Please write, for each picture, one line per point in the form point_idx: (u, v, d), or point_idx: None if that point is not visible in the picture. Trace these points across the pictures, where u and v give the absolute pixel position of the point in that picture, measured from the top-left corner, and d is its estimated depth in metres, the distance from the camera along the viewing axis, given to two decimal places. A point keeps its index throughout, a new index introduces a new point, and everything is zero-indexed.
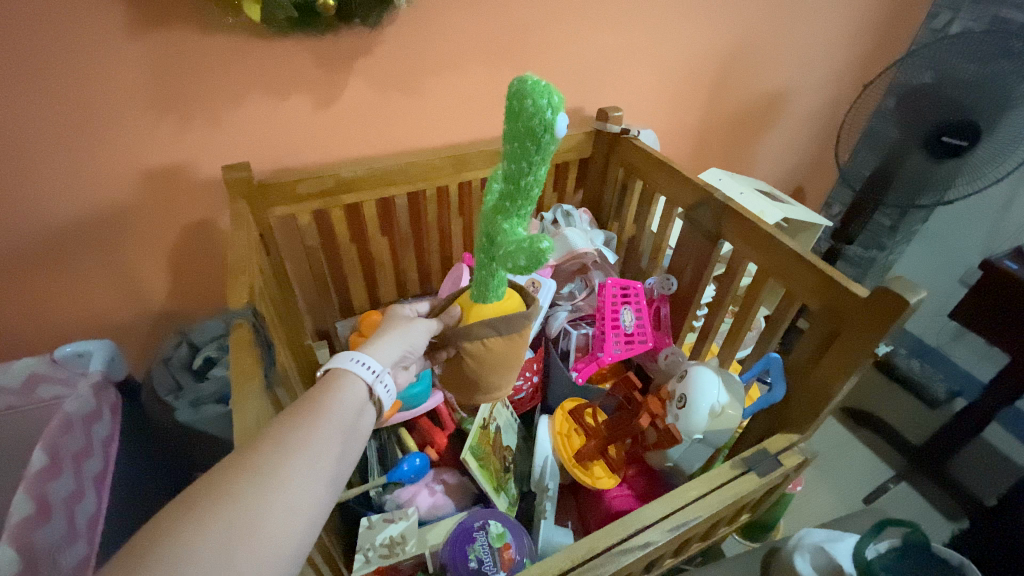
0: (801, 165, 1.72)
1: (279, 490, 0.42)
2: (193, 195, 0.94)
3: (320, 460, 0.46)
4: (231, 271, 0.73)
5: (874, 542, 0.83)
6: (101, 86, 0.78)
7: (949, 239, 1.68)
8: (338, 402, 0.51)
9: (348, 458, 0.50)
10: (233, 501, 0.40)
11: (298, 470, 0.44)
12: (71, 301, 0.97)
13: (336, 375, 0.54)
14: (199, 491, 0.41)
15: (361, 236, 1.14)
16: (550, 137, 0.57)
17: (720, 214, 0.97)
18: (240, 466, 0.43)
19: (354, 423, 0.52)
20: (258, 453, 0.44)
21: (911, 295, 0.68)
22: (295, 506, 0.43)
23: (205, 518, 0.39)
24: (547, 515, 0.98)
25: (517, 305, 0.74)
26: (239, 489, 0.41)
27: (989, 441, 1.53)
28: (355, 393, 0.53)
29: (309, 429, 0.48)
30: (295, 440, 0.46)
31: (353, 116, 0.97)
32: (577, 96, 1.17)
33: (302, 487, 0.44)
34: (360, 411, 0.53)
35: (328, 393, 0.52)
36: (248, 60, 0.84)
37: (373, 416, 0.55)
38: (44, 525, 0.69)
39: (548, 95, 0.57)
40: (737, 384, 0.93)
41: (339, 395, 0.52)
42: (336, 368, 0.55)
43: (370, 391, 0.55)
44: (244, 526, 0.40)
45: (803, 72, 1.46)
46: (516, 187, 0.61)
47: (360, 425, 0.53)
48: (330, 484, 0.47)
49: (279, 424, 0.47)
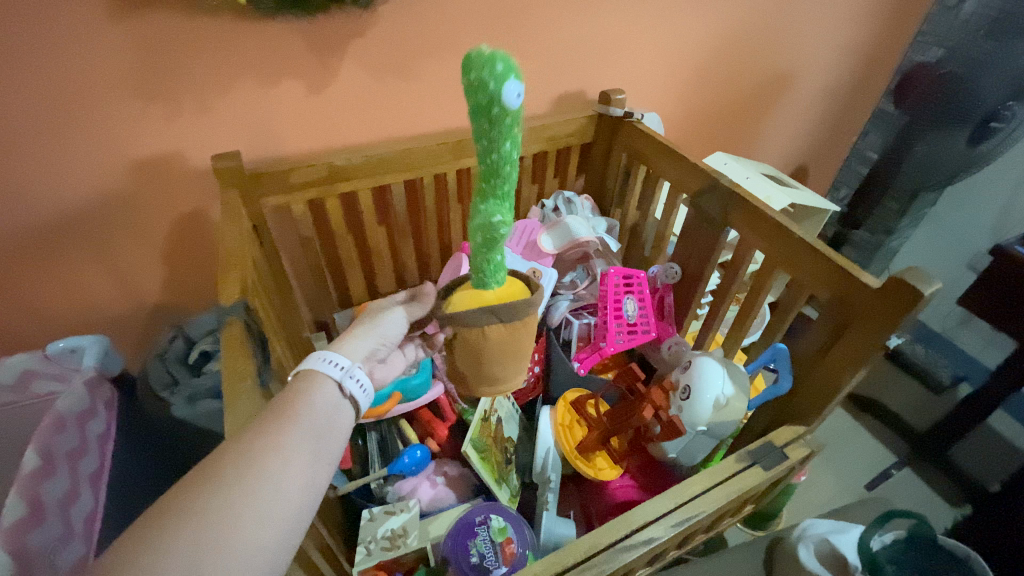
0: (808, 148, 1.68)
1: (250, 497, 0.41)
2: (184, 185, 0.91)
3: (291, 464, 0.45)
4: (223, 266, 0.70)
5: (879, 532, 0.81)
6: (83, 73, 0.75)
7: (959, 222, 1.65)
8: (309, 405, 0.50)
9: (324, 461, 0.48)
10: (197, 516, 0.38)
11: (269, 476, 0.43)
12: (62, 296, 0.95)
13: (307, 377, 0.53)
14: (160, 509, 0.39)
15: (357, 226, 1.11)
16: (501, 109, 0.49)
17: (727, 200, 0.94)
18: (204, 481, 0.41)
19: (328, 424, 0.51)
20: (221, 466, 0.42)
21: (925, 286, 0.66)
22: (267, 511, 0.41)
23: (169, 532, 0.37)
24: (550, 507, 0.97)
25: (521, 291, 0.65)
26: (204, 501, 0.39)
27: (994, 427, 1.52)
28: (326, 395, 0.52)
29: (278, 433, 0.46)
30: (261, 448, 0.44)
31: (346, 101, 0.94)
32: (579, 79, 1.14)
33: (272, 496, 0.42)
34: (333, 413, 0.51)
35: (298, 397, 0.50)
36: (237, 43, 0.81)
37: (351, 414, 0.54)
38: (38, 527, 0.67)
39: (489, 64, 0.48)
40: (743, 375, 0.91)
41: (309, 399, 0.51)
42: (306, 370, 0.54)
43: (341, 390, 0.53)
44: (212, 541, 0.38)
45: (812, 51, 1.42)
46: (487, 173, 0.55)
47: (336, 426, 0.51)
48: (306, 486, 0.45)
49: (249, 431, 0.46)
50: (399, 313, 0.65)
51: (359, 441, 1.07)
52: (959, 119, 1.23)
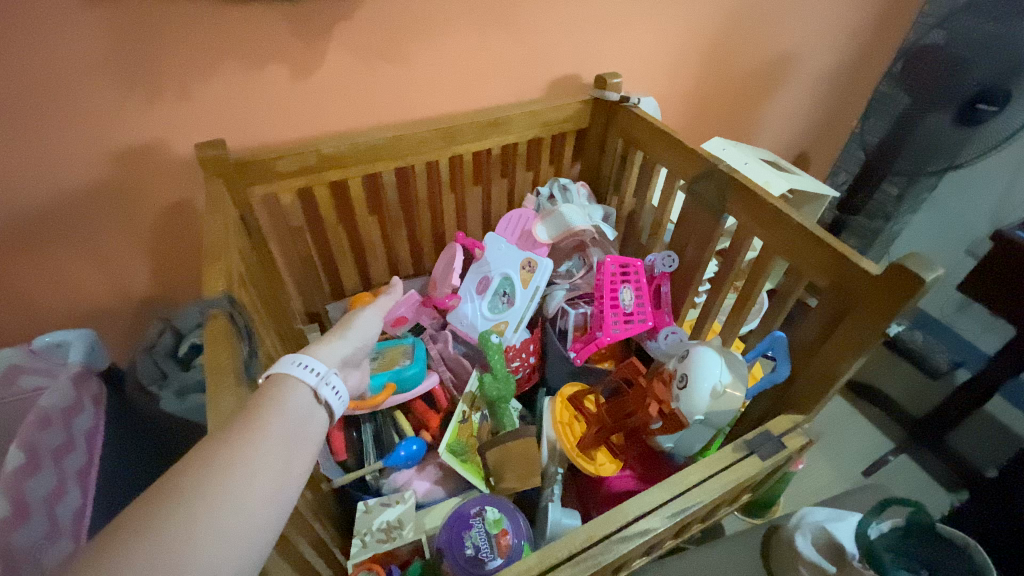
0: (808, 133, 1.66)
1: (213, 512, 0.39)
2: (169, 175, 0.89)
3: (258, 475, 0.43)
4: (207, 257, 0.69)
5: (876, 521, 0.80)
6: (59, 59, 0.73)
7: (958, 207, 1.63)
8: (279, 411, 0.48)
9: (296, 470, 0.46)
10: (154, 533, 0.37)
11: (233, 488, 0.41)
12: (47, 290, 0.93)
13: (277, 382, 0.51)
14: (114, 529, 0.37)
15: (349, 215, 1.09)
16: None
17: (725, 186, 0.92)
18: (164, 495, 0.39)
19: (301, 430, 0.49)
20: (184, 479, 0.40)
21: (927, 272, 0.64)
22: (231, 526, 0.39)
23: (123, 552, 0.35)
24: (555, 498, 0.98)
25: None
26: (161, 518, 0.37)
27: (991, 413, 1.51)
28: (298, 400, 0.50)
29: (245, 442, 0.44)
30: (226, 459, 0.42)
31: (334, 86, 0.91)
32: (573, 63, 1.11)
33: (238, 509, 0.40)
34: (305, 418, 0.50)
35: (268, 403, 0.48)
36: (217, 26, 0.78)
37: (326, 420, 0.52)
38: (21, 526, 0.67)
39: None
40: (741, 364, 0.90)
41: (280, 405, 0.49)
42: (277, 374, 0.51)
43: (315, 396, 0.52)
44: (171, 556, 0.36)
45: (812, 33, 1.39)
46: None
47: (308, 433, 0.49)
48: (276, 497, 0.43)
49: (214, 441, 0.44)
50: (367, 316, 0.67)
51: (353, 433, 1.05)
52: (947, 103, 1.18)
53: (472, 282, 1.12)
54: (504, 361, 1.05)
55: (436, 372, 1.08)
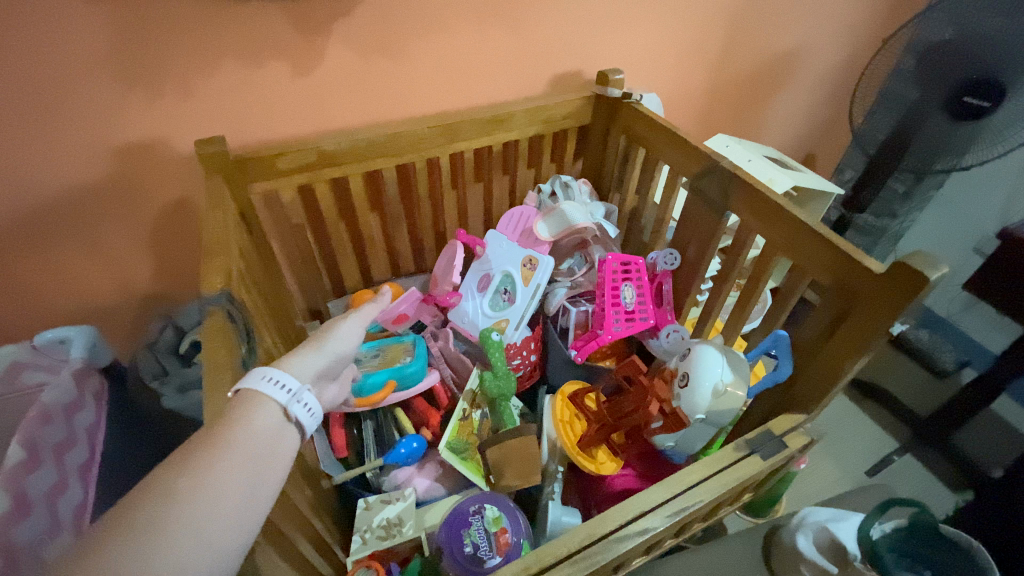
0: (813, 130, 1.64)
1: (171, 541, 0.38)
2: (169, 172, 0.89)
3: (222, 499, 0.42)
4: (207, 254, 0.69)
5: (879, 522, 0.79)
6: (60, 56, 0.73)
7: (966, 206, 1.62)
8: (247, 431, 0.47)
9: (261, 491, 0.45)
10: (108, 563, 0.36)
11: (194, 515, 0.40)
12: (50, 287, 0.93)
13: (246, 399, 0.50)
14: (65, 559, 0.36)
15: (350, 212, 1.09)
16: None
17: (727, 183, 0.91)
18: (121, 521, 0.39)
19: (269, 450, 0.48)
20: (142, 504, 0.40)
21: (931, 271, 0.64)
22: (190, 554, 0.39)
23: None
24: (555, 496, 0.99)
25: None
26: (115, 548, 0.37)
27: (997, 413, 1.50)
28: (267, 419, 0.49)
29: (208, 464, 0.43)
30: (187, 482, 0.42)
31: (334, 82, 0.91)
32: (575, 59, 1.10)
33: (198, 536, 0.40)
34: (273, 437, 0.49)
35: (235, 422, 0.48)
36: (217, 22, 0.77)
37: (296, 437, 0.51)
38: (24, 521, 0.67)
39: None
40: (743, 362, 0.89)
41: (248, 424, 0.48)
42: (247, 390, 0.50)
43: (286, 413, 0.51)
44: None
45: (818, 29, 1.37)
46: None
47: (278, 451, 0.49)
48: (239, 521, 0.43)
49: (176, 462, 0.43)
50: (349, 327, 0.66)
51: (354, 431, 1.06)
52: (940, 98, 1.16)
53: (473, 279, 1.12)
54: (505, 358, 1.05)
55: (437, 370, 1.08)
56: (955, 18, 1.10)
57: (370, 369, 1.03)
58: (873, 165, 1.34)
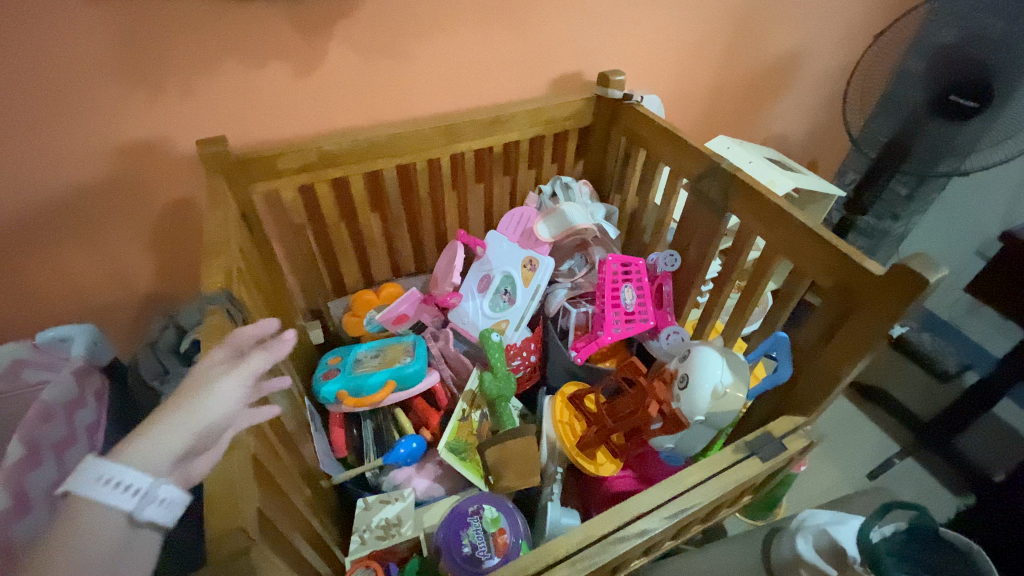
0: (815, 132, 1.64)
1: None
2: (171, 171, 0.89)
3: None
4: (207, 254, 0.69)
5: (879, 525, 0.78)
6: (64, 56, 0.73)
7: (968, 208, 1.61)
8: (81, 551, 0.38)
9: None
10: None
11: None
12: (52, 285, 0.94)
13: (75, 506, 0.39)
14: None
15: (350, 212, 1.09)
16: None
17: (728, 185, 0.91)
18: None
19: (117, 565, 0.39)
20: None
21: (931, 273, 0.64)
22: None
23: None
24: (554, 497, 0.98)
25: None
26: None
27: (1000, 417, 1.49)
28: (108, 531, 0.39)
29: None
30: None
31: (336, 83, 0.91)
32: (576, 60, 1.10)
33: None
34: (123, 547, 0.40)
35: (67, 538, 0.38)
36: (219, 23, 0.78)
37: (159, 535, 0.42)
38: (21, 519, 0.68)
39: None
40: (743, 364, 0.89)
41: (83, 539, 0.38)
42: (75, 496, 0.39)
43: (131, 520, 0.40)
44: None
45: (819, 31, 1.37)
46: None
47: (134, 560, 0.40)
48: None
49: None
50: (229, 383, 0.50)
51: (354, 430, 1.07)
52: (942, 98, 1.15)
53: (473, 279, 1.12)
54: (505, 359, 1.05)
55: (437, 370, 1.08)
56: (958, 20, 1.10)
57: (370, 369, 1.04)
58: (874, 167, 1.32)
